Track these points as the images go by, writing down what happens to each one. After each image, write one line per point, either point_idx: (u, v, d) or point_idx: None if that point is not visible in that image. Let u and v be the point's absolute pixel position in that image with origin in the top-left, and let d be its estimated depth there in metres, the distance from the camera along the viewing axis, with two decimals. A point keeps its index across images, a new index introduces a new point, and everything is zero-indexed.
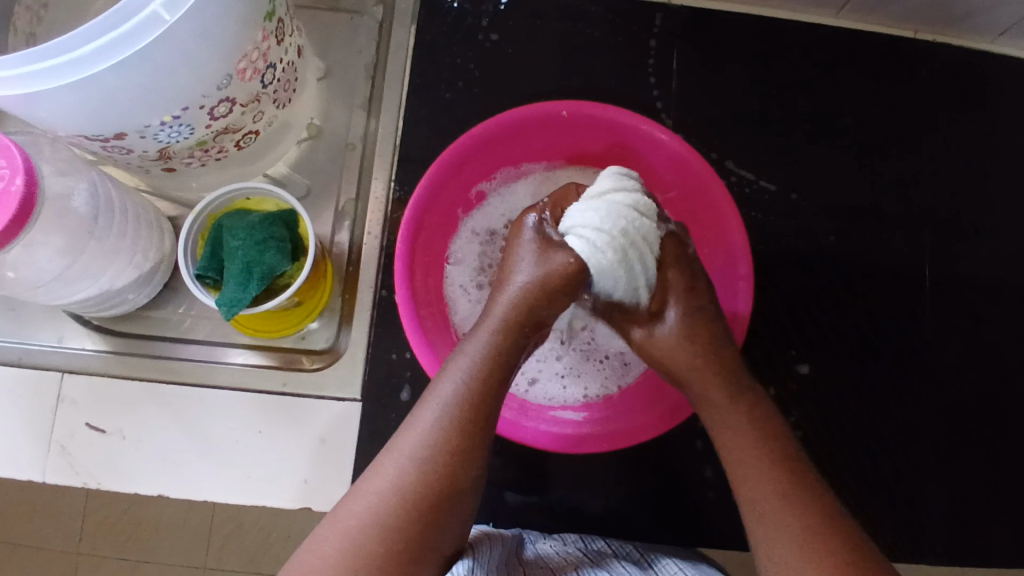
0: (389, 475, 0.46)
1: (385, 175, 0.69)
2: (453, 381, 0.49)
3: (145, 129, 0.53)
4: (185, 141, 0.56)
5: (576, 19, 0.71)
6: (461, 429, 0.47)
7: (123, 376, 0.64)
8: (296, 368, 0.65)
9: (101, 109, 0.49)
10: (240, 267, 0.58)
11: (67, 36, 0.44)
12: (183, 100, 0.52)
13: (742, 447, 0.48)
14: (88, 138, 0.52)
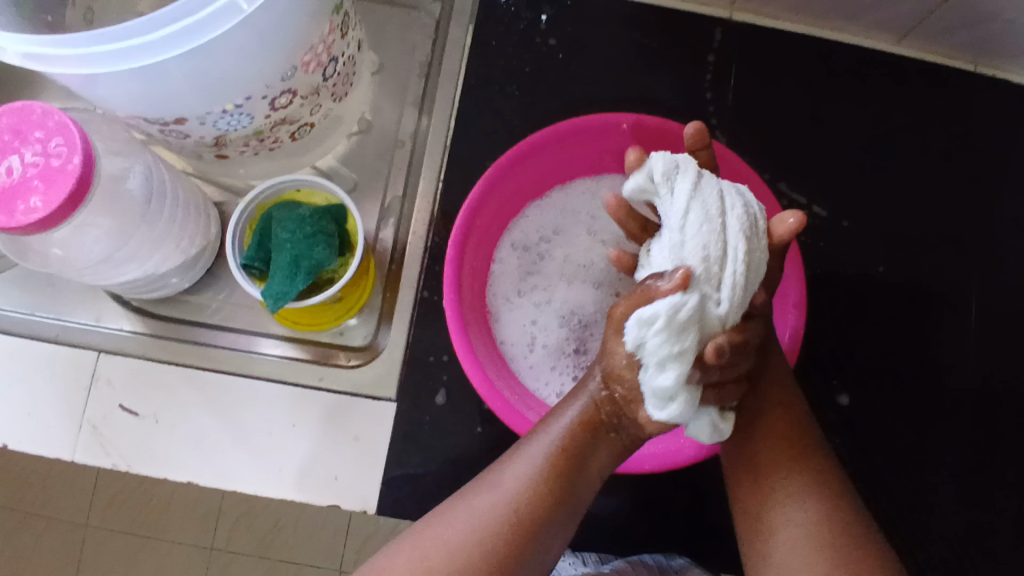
0: (451, 535, 0.46)
1: (433, 175, 0.68)
2: (540, 446, 0.47)
3: (206, 116, 0.52)
4: (242, 130, 0.56)
5: (635, 29, 0.70)
6: (532, 506, 0.46)
7: (160, 360, 0.64)
8: (332, 363, 0.65)
9: (167, 93, 0.48)
10: (288, 260, 0.57)
11: (143, 19, 0.43)
12: (247, 89, 0.51)
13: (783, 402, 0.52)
14: (147, 121, 0.52)
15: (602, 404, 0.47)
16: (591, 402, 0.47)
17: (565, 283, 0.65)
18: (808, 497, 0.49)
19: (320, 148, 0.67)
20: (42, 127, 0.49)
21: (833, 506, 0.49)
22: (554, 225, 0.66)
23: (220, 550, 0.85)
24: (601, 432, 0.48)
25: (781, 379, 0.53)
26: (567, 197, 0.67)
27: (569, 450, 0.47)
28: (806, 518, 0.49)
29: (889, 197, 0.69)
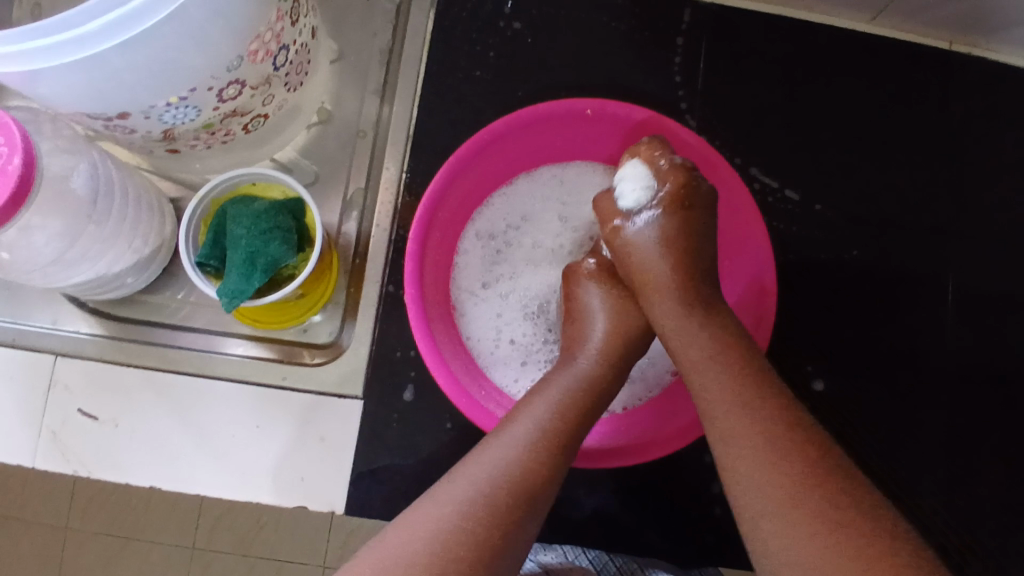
0: (477, 480, 0.44)
1: (397, 166, 0.66)
2: (547, 401, 0.48)
3: (150, 110, 0.50)
4: (191, 123, 0.54)
5: (601, 11, 0.69)
6: (549, 448, 0.46)
7: (119, 363, 0.62)
8: (296, 361, 0.63)
9: (106, 89, 0.47)
10: (243, 257, 0.56)
11: (72, 13, 0.41)
12: (192, 81, 0.49)
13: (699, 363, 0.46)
14: (90, 116, 0.50)
15: (605, 370, 0.51)
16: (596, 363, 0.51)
17: (534, 274, 0.64)
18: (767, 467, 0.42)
19: (278, 140, 0.65)
20: None
21: (785, 456, 0.41)
22: (521, 216, 0.65)
23: (199, 550, 0.84)
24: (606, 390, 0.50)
25: (675, 344, 0.48)
26: (533, 185, 0.65)
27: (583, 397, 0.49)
28: (765, 476, 0.41)
29: (863, 180, 0.68)
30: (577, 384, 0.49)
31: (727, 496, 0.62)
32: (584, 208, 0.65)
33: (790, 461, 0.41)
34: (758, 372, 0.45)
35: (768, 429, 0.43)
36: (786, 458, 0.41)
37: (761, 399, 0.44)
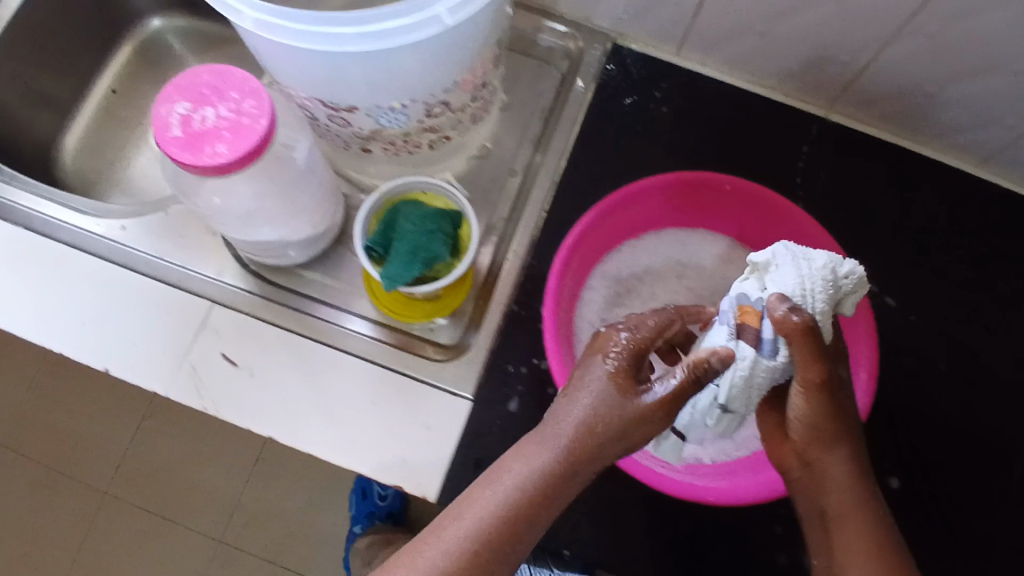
0: (484, 509, 0.48)
1: (539, 204, 0.75)
2: (574, 418, 0.49)
3: (374, 109, 0.60)
4: (396, 129, 0.63)
5: (740, 112, 0.79)
6: (562, 467, 0.48)
7: (265, 320, 0.70)
8: (419, 353, 0.70)
9: (349, 79, 0.55)
10: (408, 249, 0.63)
11: (362, 13, 0.49)
12: (416, 93, 0.59)
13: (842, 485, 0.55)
14: (324, 103, 0.59)
15: (642, 417, 0.48)
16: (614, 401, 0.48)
17: None
18: None
19: (440, 164, 0.76)
20: (239, 88, 0.55)
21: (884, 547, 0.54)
22: (642, 269, 0.71)
23: None
24: (634, 419, 0.48)
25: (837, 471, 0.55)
26: (658, 243, 0.72)
27: (617, 436, 0.48)
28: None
29: (956, 300, 0.74)
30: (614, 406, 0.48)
31: (792, 568, 0.65)
32: (701, 271, 0.71)
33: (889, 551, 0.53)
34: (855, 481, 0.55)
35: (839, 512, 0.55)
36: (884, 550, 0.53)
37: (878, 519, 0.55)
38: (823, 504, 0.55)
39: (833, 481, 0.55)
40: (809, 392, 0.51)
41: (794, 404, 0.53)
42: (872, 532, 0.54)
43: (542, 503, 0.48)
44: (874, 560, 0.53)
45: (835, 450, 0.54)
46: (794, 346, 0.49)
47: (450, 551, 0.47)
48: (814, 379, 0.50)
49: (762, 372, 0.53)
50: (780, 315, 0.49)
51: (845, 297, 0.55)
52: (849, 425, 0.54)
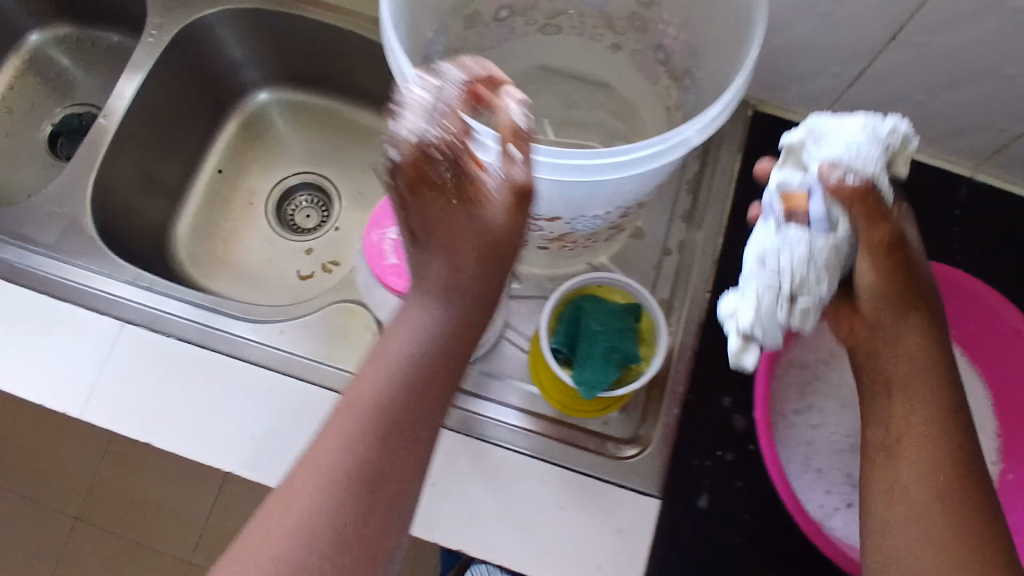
0: (345, 433, 0.45)
1: (699, 285, 0.72)
2: (410, 331, 0.48)
3: (576, 219, 0.59)
4: (586, 230, 0.63)
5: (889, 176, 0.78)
6: (430, 380, 0.47)
7: (441, 426, 0.68)
8: (599, 450, 0.68)
9: (570, 201, 0.56)
10: (602, 352, 0.61)
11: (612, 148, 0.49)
12: (621, 202, 0.58)
13: (927, 395, 0.52)
14: (526, 215, 0.59)
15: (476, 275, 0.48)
16: (456, 282, 0.48)
17: None
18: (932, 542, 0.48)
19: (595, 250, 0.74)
20: None
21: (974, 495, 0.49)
22: None
23: None
24: (474, 316, 0.49)
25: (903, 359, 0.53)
26: None
27: (440, 345, 0.48)
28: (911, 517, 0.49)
29: None
30: (456, 308, 0.48)
31: None
32: None
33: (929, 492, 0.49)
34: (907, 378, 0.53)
35: (913, 421, 0.52)
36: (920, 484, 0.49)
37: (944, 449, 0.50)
38: (887, 372, 0.54)
39: (908, 348, 0.53)
40: (879, 254, 0.52)
41: (860, 268, 0.54)
42: (950, 401, 0.52)
43: (386, 431, 0.45)
44: (942, 446, 0.50)
45: (906, 314, 0.54)
46: (856, 209, 0.51)
47: (373, 410, 0.46)
48: (880, 235, 0.52)
49: (840, 245, 0.52)
50: (836, 182, 0.51)
51: (896, 158, 0.53)
52: (909, 299, 0.54)
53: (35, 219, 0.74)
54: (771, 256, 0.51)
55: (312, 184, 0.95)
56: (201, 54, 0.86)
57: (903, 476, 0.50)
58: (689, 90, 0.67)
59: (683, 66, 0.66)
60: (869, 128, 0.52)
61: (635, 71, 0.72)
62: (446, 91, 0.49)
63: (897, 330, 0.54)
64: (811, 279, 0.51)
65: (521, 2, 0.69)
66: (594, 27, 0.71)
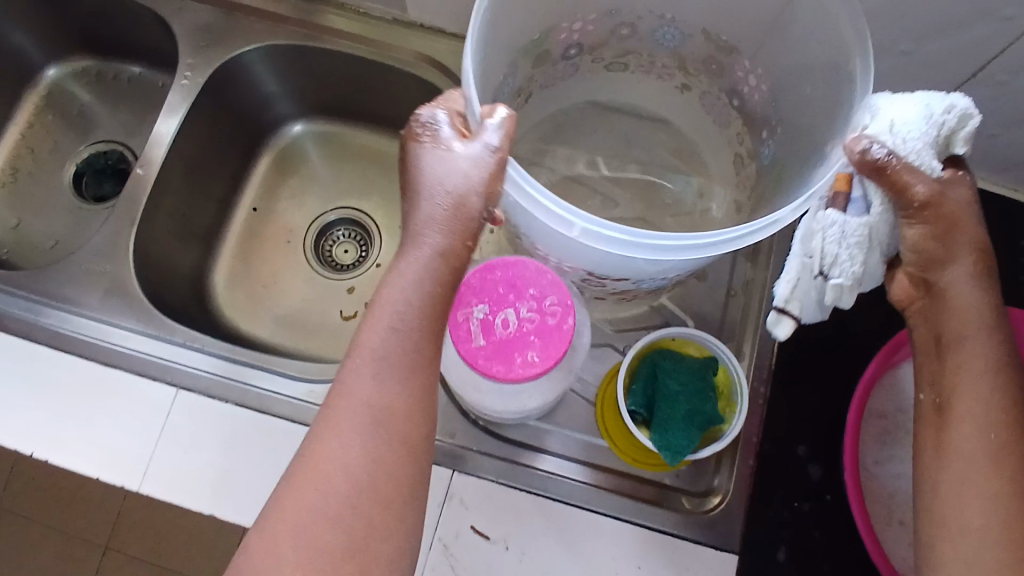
0: (365, 399, 0.46)
1: (768, 329, 0.71)
2: (402, 288, 0.47)
3: (646, 279, 0.57)
4: (658, 284, 0.61)
5: None
6: (417, 339, 0.47)
7: (512, 485, 0.66)
8: (673, 505, 0.67)
9: (643, 268, 0.53)
10: (684, 414, 0.60)
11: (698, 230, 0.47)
12: (693, 265, 0.56)
13: (975, 366, 0.51)
14: (594, 276, 0.57)
15: (443, 254, 0.48)
16: (446, 247, 0.48)
17: None
18: (989, 510, 0.48)
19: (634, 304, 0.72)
20: (536, 284, 0.53)
21: (1021, 460, 0.49)
22: None
23: None
24: (457, 272, 0.48)
25: (951, 321, 0.52)
26: None
27: (434, 305, 0.48)
28: (969, 494, 0.49)
29: None
30: (426, 266, 0.47)
31: None
32: None
33: (996, 475, 0.49)
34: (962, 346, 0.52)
35: (970, 392, 0.51)
36: (976, 455, 0.50)
37: (987, 412, 0.50)
38: (937, 328, 0.53)
39: (957, 304, 0.52)
40: (926, 219, 0.49)
41: (905, 234, 0.51)
42: (994, 358, 0.51)
43: (399, 397, 0.47)
44: (991, 410, 0.50)
45: (951, 266, 0.51)
46: (882, 183, 0.48)
47: (377, 405, 0.46)
48: (917, 203, 0.48)
49: (876, 226, 0.50)
50: (861, 153, 0.48)
51: (953, 136, 0.50)
52: (958, 248, 0.51)
53: (82, 279, 0.73)
54: (813, 236, 0.51)
55: (350, 219, 0.92)
56: (232, 92, 0.84)
57: (965, 440, 0.51)
58: (766, 142, 0.63)
59: (763, 115, 0.63)
60: (924, 108, 0.48)
61: (704, 115, 0.69)
62: (475, 151, 0.47)
63: (948, 295, 0.52)
64: (845, 260, 0.50)
65: (593, 41, 0.66)
66: (664, 66, 0.68)
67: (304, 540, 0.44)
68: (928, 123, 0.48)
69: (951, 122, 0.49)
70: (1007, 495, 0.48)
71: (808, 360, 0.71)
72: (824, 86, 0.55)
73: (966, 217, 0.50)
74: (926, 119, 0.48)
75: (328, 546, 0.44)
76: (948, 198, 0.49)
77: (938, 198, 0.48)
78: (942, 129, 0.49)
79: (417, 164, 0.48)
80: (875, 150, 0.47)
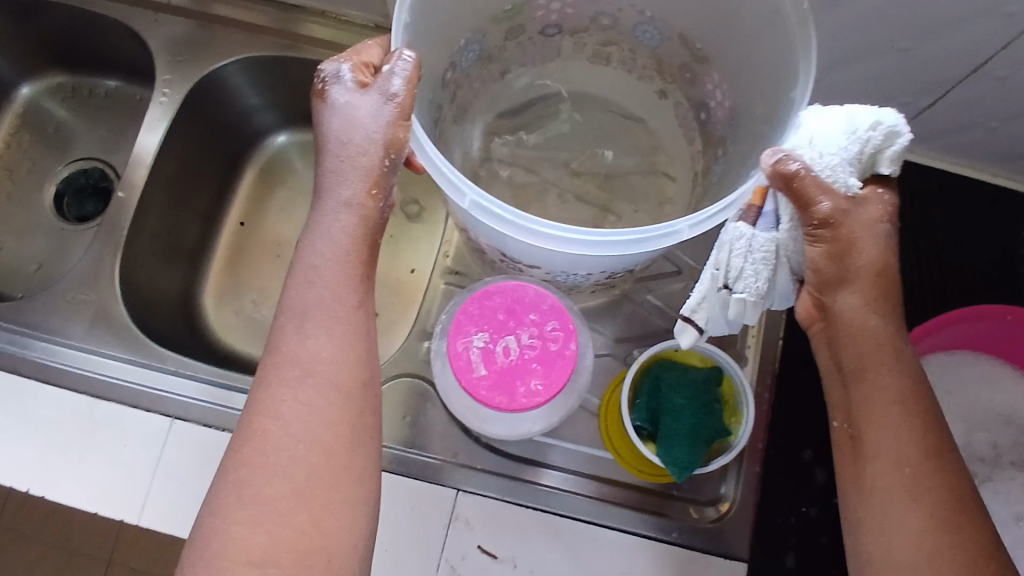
0: (297, 356, 0.49)
1: (770, 332, 0.70)
2: (322, 246, 0.51)
3: (617, 269, 0.57)
4: (636, 269, 0.61)
5: (949, 199, 0.76)
6: (346, 293, 0.51)
7: (517, 503, 0.65)
8: (681, 515, 0.66)
9: (601, 263, 0.53)
10: (690, 429, 0.59)
11: (624, 229, 0.47)
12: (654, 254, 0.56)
13: (886, 387, 0.50)
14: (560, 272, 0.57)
15: (358, 216, 0.51)
16: (362, 207, 0.51)
17: None
18: (917, 537, 0.47)
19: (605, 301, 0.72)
20: (536, 309, 0.56)
21: (937, 481, 0.48)
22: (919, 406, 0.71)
23: None
24: (376, 228, 0.52)
25: (856, 344, 0.50)
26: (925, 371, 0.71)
27: (356, 259, 0.51)
28: (895, 525, 0.48)
29: None
30: (346, 224, 0.51)
31: None
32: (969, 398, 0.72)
33: (916, 501, 0.48)
34: (874, 368, 0.50)
35: (880, 416, 0.50)
36: (893, 482, 0.49)
37: (903, 436, 0.49)
38: (839, 354, 0.52)
39: (863, 326, 0.50)
40: (824, 239, 0.48)
41: (806, 252, 0.50)
42: (901, 385, 0.50)
43: (328, 348, 0.49)
44: (904, 439, 0.49)
45: (845, 289, 0.50)
46: (789, 196, 0.47)
47: (308, 360, 0.49)
48: (817, 221, 0.48)
49: (785, 243, 0.50)
50: (780, 168, 0.47)
51: (877, 159, 0.49)
52: (855, 270, 0.49)
53: (67, 309, 0.71)
54: (720, 251, 0.50)
55: None
56: (214, 106, 0.82)
57: (885, 475, 0.49)
58: (719, 159, 0.61)
59: (721, 133, 0.61)
60: (851, 127, 0.47)
61: (676, 125, 0.68)
62: (374, 101, 0.49)
63: (859, 317, 0.50)
64: (749, 274, 0.50)
65: (574, 24, 0.64)
66: (645, 66, 0.66)
67: (249, 502, 0.47)
68: (851, 144, 0.47)
69: (875, 145, 0.48)
70: (929, 519, 0.47)
71: (810, 361, 0.71)
72: (772, 101, 0.54)
73: (866, 236, 0.49)
74: (850, 140, 0.47)
75: (273, 507, 0.47)
76: (849, 218, 0.48)
77: (839, 217, 0.48)
78: (864, 152, 0.48)
79: (325, 129, 0.51)
80: (793, 163, 0.47)
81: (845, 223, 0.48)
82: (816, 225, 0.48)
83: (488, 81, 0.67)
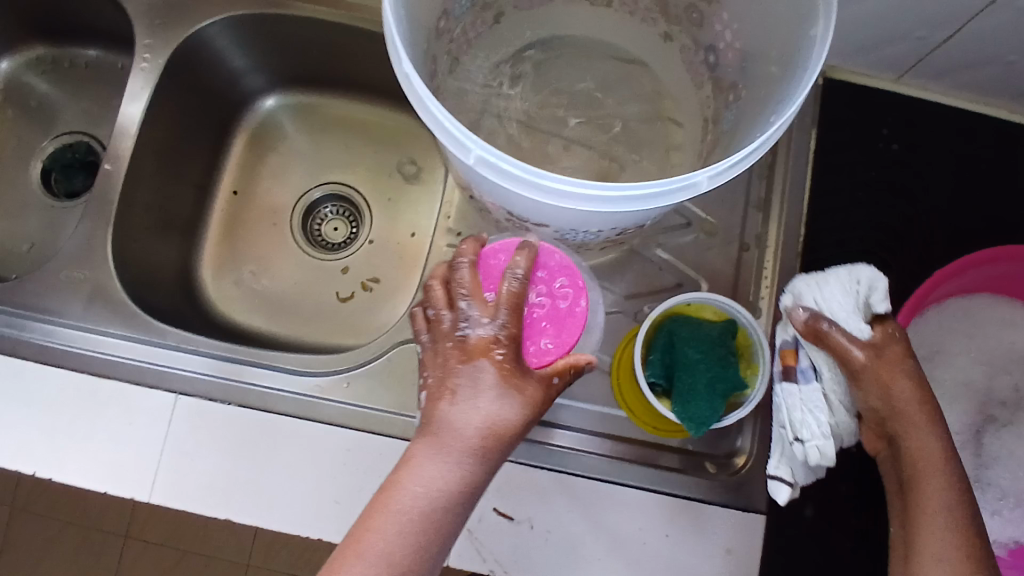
0: (472, 414, 0.47)
1: (784, 282, 0.68)
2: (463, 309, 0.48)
3: (629, 225, 0.55)
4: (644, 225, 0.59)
5: (968, 137, 0.73)
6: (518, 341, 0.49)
7: (532, 465, 0.64)
8: (699, 471, 0.66)
9: (614, 219, 0.50)
10: (707, 384, 0.58)
11: (636, 181, 0.44)
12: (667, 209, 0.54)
13: (935, 491, 0.52)
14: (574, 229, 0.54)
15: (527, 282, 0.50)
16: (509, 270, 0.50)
17: (952, 400, 0.69)
18: None
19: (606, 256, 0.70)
20: (545, 267, 0.55)
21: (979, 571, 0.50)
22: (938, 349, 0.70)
23: None
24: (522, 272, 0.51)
25: (910, 467, 0.54)
26: (944, 316, 0.70)
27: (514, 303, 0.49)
28: None
29: None
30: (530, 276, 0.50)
31: None
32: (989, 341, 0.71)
33: None
34: (925, 477, 0.53)
35: (930, 519, 0.52)
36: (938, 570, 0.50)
37: (949, 533, 0.51)
38: (901, 474, 0.55)
39: (917, 448, 0.54)
40: (864, 378, 0.55)
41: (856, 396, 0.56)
42: (950, 501, 0.52)
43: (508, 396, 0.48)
44: (948, 533, 0.51)
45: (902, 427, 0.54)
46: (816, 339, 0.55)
47: (483, 417, 0.47)
48: (851, 365, 0.54)
49: (832, 389, 0.57)
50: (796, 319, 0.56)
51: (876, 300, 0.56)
52: (906, 400, 0.54)
53: (62, 288, 0.69)
54: (789, 423, 0.57)
55: (337, 194, 0.86)
56: (198, 70, 0.78)
57: (927, 574, 0.50)
58: (731, 106, 0.58)
59: (731, 79, 0.59)
60: (843, 294, 0.56)
61: (681, 69, 0.65)
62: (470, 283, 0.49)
63: (908, 440, 0.54)
64: (811, 422, 0.56)
65: None
66: (647, 8, 0.63)
67: (398, 562, 0.45)
68: (848, 292, 0.56)
69: (867, 287, 0.56)
70: None
71: None
72: (791, 37, 0.51)
73: (906, 363, 0.55)
74: (845, 284, 0.56)
75: (416, 563, 0.45)
76: (883, 348, 0.55)
77: (872, 348, 0.55)
78: (862, 301, 0.56)
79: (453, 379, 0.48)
80: (803, 313, 0.56)
81: (878, 356, 0.55)
82: (854, 369, 0.55)
83: (480, 29, 0.64)
